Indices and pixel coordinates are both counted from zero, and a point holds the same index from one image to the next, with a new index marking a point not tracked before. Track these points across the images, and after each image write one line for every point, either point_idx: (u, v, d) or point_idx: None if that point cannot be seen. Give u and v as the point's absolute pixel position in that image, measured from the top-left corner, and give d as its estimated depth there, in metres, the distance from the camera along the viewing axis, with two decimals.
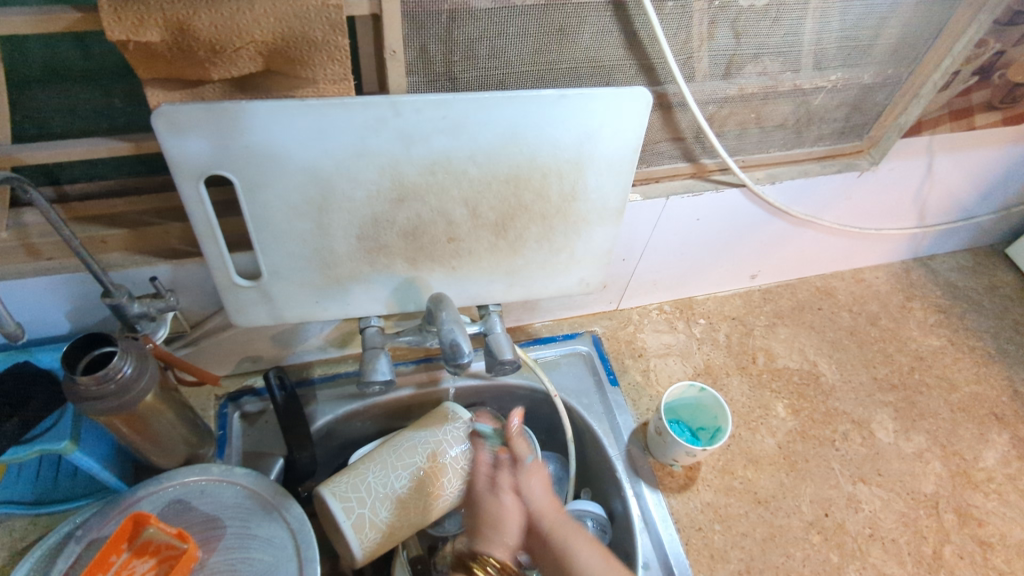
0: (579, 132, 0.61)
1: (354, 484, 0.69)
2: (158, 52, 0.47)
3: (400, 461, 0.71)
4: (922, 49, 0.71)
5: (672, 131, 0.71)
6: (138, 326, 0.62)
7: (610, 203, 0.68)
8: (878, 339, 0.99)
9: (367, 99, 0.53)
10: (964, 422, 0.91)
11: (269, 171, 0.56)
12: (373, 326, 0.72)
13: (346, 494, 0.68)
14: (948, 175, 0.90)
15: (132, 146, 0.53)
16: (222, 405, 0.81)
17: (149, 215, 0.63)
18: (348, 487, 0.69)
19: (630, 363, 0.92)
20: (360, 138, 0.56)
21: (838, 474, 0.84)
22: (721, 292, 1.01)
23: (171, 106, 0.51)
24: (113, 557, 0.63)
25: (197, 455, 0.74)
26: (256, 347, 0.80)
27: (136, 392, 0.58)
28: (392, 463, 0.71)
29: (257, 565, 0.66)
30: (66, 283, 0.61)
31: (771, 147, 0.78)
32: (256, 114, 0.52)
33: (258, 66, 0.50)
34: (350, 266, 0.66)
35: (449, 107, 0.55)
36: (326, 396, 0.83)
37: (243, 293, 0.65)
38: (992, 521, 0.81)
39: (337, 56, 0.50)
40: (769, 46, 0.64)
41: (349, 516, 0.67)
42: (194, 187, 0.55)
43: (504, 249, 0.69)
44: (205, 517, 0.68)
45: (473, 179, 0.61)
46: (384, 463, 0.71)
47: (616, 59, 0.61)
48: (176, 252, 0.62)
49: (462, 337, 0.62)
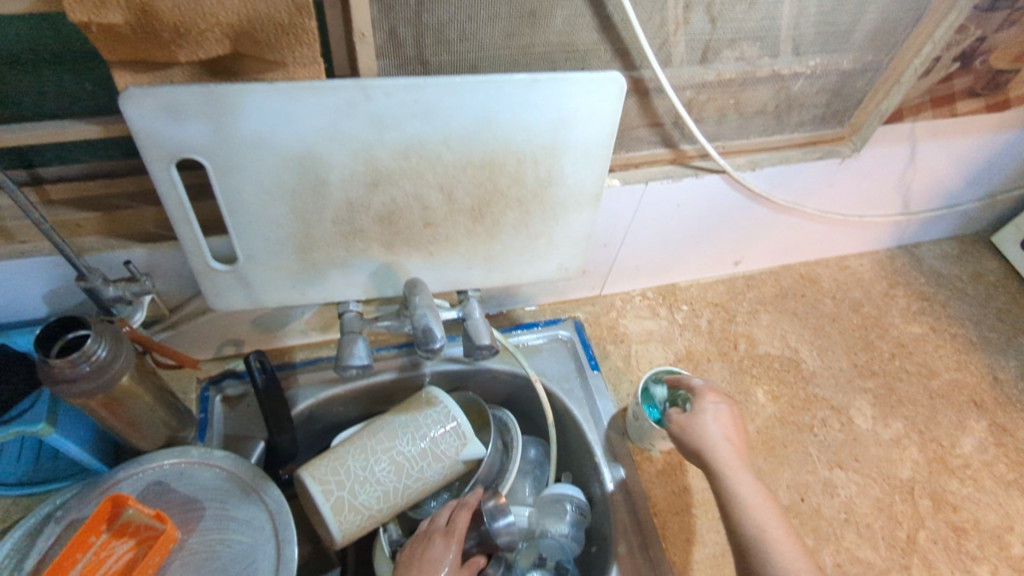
0: (554, 118, 0.60)
1: (334, 467, 0.69)
2: (122, 34, 0.47)
3: (379, 444, 0.72)
4: (902, 35, 0.70)
5: (650, 117, 0.71)
6: (115, 310, 0.63)
7: (587, 189, 0.68)
8: (860, 326, 1.00)
9: (337, 83, 0.53)
10: (943, 408, 0.91)
11: (242, 156, 0.56)
12: (351, 311, 0.72)
13: (326, 477, 0.69)
14: (931, 162, 0.90)
15: (101, 129, 0.53)
16: (204, 388, 0.81)
17: (123, 199, 0.63)
18: (329, 470, 0.69)
19: (611, 349, 0.92)
20: (332, 122, 0.55)
21: (815, 459, 0.85)
22: (705, 278, 1.02)
23: (139, 89, 0.50)
24: (92, 537, 0.63)
25: (177, 438, 0.75)
26: (237, 331, 0.80)
27: (111, 374, 0.59)
28: (372, 446, 0.71)
29: (235, 546, 0.66)
30: (42, 266, 0.61)
31: (751, 133, 0.78)
32: (225, 98, 0.52)
33: (224, 49, 0.50)
34: (326, 251, 0.66)
35: (421, 91, 0.55)
36: (307, 379, 0.84)
37: (219, 277, 0.65)
38: (967, 506, 0.82)
39: (305, 38, 0.50)
40: (746, 31, 0.64)
41: (328, 498, 0.68)
42: (165, 170, 0.55)
43: (481, 235, 0.69)
44: (184, 499, 0.69)
45: (447, 164, 0.61)
46: (364, 447, 0.71)
47: (590, 43, 0.61)
48: (150, 236, 0.63)
49: (434, 323, 0.62)
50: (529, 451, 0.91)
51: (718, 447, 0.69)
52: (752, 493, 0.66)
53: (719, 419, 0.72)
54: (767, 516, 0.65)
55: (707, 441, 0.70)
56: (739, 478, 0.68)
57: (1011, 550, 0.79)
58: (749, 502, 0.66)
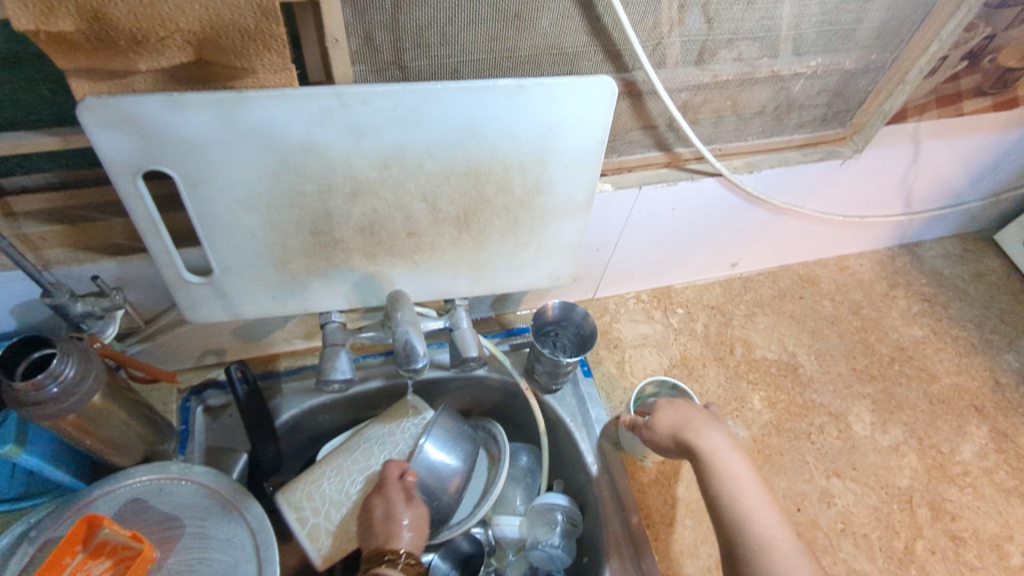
0: (540, 124, 0.57)
1: (308, 492, 0.68)
2: (76, 42, 0.44)
3: (356, 465, 0.70)
4: (907, 34, 0.67)
5: (643, 119, 0.68)
6: (84, 324, 0.60)
7: (577, 197, 0.65)
8: (859, 329, 0.97)
9: (309, 90, 0.50)
10: (943, 414, 0.89)
11: (213, 167, 0.53)
12: (335, 322, 0.70)
13: (300, 503, 0.67)
14: (936, 161, 0.87)
15: (60, 141, 0.50)
16: (185, 399, 0.79)
17: (91, 210, 0.60)
18: (303, 495, 0.68)
19: (604, 355, 0.90)
20: (306, 132, 0.52)
21: (813, 468, 0.83)
22: (700, 280, 0.99)
23: (97, 98, 0.47)
24: (66, 558, 0.61)
25: (157, 452, 0.72)
26: (218, 341, 0.77)
27: (80, 394, 0.56)
28: (348, 467, 0.70)
29: (216, 565, 0.64)
30: (7, 281, 0.58)
31: (748, 135, 0.75)
32: (190, 106, 0.49)
33: (188, 57, 0.47)
34: (306, 262, 0.64)
35: (399, 97, 0.52)
36: (291, 389, 0.82)
37: (194, 290, 0.63)
38: (966, 515, 0.81)
39: (274, 45, 0.47)
40: (744, 31, 0.61)
41: (304, 524, 0.66)
42: (131, 183, 0.52)
43: (467, 243, 0.66)
44: (162, 516, 0.66)
45: (429, 173, 0.59)
46: (339, 469, 0.70)
47: (580, 45, 0.57)
48: (120, 249, 0.60)
49: (416, 338, 0.59)
50: (519, 458, 0.89)
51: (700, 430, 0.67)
52: (743, 485, 0.63)
53: (688, 408, 0.71)
54: (776, 523, 0.60)
55: (690, 428, 0.68)
56: (727, 457, 0.65)
57: (1010, 560, 0.77)
58: (743, 487, 0.63)
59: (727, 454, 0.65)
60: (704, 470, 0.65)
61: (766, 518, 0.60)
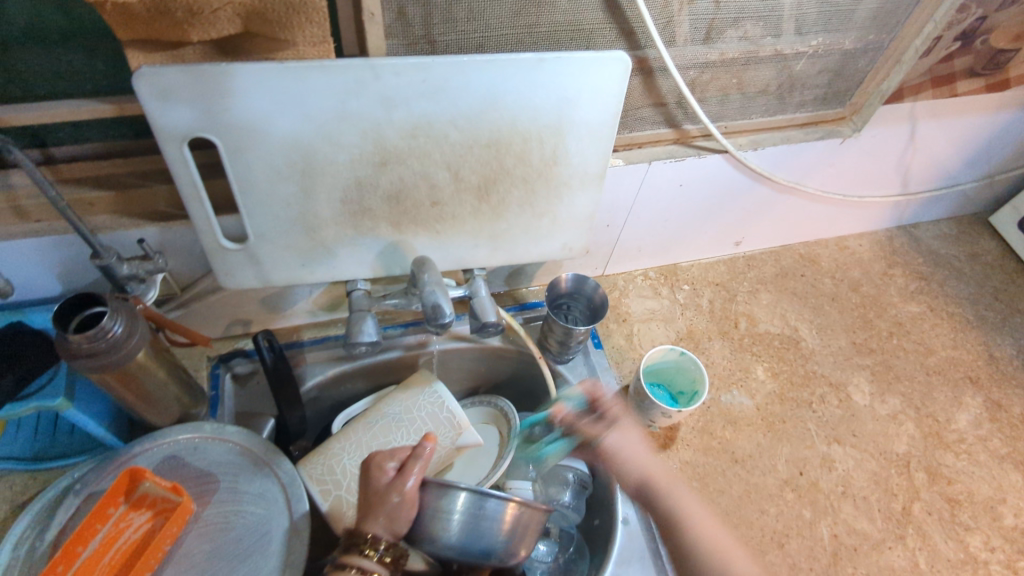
0: (558, 97, 0.61)
1: (331, 467, 0.75)
2: (137, 13, 0.47)
3: (375, 440, 0.78)
4: (903, 15, 0.71)
5: (654, 97, 0.72)
6: (127, 287, 0.63)
7: (591, 168, 0.69)
8: (859, 306, 1.01)
9: (346, 62, 0.54)
10: (939, 385, 0.93)
11: (252, 136, 0.57)
12: (360, 290, 0.73)
13: (323, 478, 0.75)
14: (931, 142, 0.91)
15: (115, 108, 0.54)
16: (214, 366, 0.82)
17: (136, 177, 0.64)
18: (326, 471, 0.75)
19: (614, 328, 0.93)
20: (339, 102, 0.56)
21: (814, 434, 0.86)
22: (706, 259, 1.03)
23: (152, 68, 0.51)
24: (110, 509, 0.65)
25: (190, 415, 0.76)
26: (246, 310, 0.81)
27: (128, 349, 0.60)
28: (367, 443, 0.78)
29: (249, 517, 0.68)
30: (58, 245, 0.62)
31: (752, 113, 0.78)
32: (237, 77, 0.53)
33: (237, 28, 0.51)
34: (335, 230, 0.67)
35: (428, 70, 0.56)
36: (315, 357, 0.85)
37: (230, 256, 0.66)
38: (961, 479, 0.84)
39: (316, 18, 0.51)
40: (750, 10, 0.64)
41: (327, 497, 0.74)
42: (178, 150, 0.56)
43: (487, 213, 0.70)
44: (198, 472, 0.70)
45: (454, 143, 0.62)
46: (359, 444, 0.78)
47: (596, 22, 0.61)
48: (163, 215, 0.64)
49: (443, 299, 0.63)
50: (532, 427, 0.92)
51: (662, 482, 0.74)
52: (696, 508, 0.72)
53: (637, 454, 0.77)
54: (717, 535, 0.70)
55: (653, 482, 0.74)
56: None
57: (1003, 521, 0.81)
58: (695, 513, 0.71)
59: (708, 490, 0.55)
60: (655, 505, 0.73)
61: (708, 530, 0.70)
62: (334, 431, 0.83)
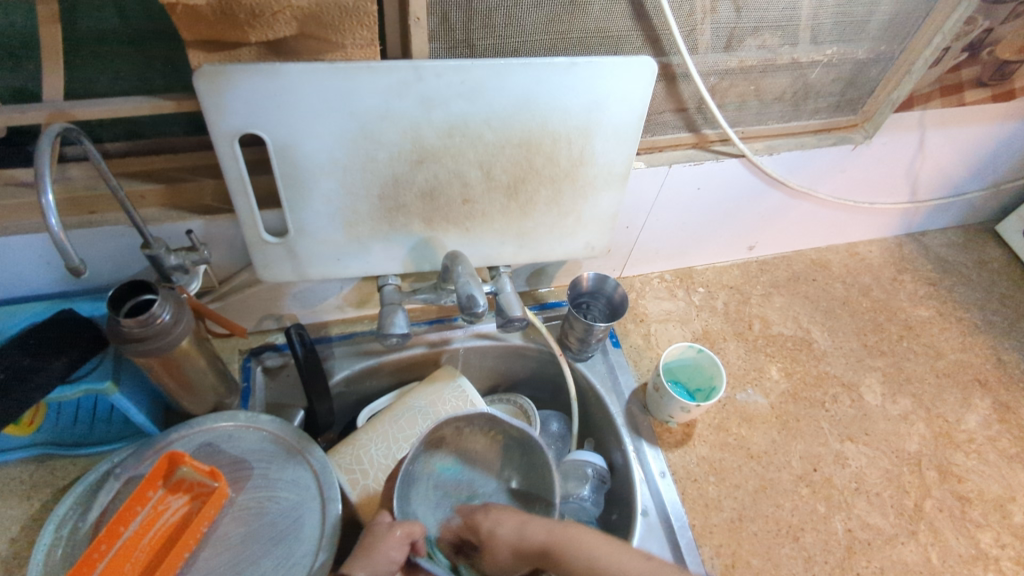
0: (588, 100, 0.64)
1: (358, 457, 0.77)
2: (203, 15, 0.51)
3: (401, 433, 0.80)
4: (913, 27, 0.75)
5: (675, 101, 0.76)
6: (173, 277, 0.65)
7: (615, 168, 0.72)
8: (869, 309, 1.04)
9: (392, 63, 0.57)
10: (948, 387, 0.95)
11: (299, 131, 0.60)
12: (391, 285, 0.77)
13: (351, 467, 0.77)
14: (939, 150, 0.94)
15: (174, 104, 0.57)
16: (245, 359, 0.85)
17: (183, 172, 0.69)
18: (352, 460, 0.77)
19: (631, 328, 0.96)
20: (384, 101, 0.59)
21: (827, 432, 0.89)
22: (720, 263, 1.06)
23: (212, 66, 0.54)
24: (149, 492, 0.66)
25: (223, 404, 0.78)
26: (279, 305, 0.84)
27: (174, 336, 0.62)
28: (393, 435, 0.80)
29: (283, 503, 0.69)
30: (111, 235, 0.65)
31: (769, 119, 0.82)
32: (289, 77, 0.56)
33: (292, 31, 0.54)
34: (371, 226, 0.70)
35: (467, 72, 0.59)
36: (343, 352, 0.88)
37: (270, 249, 0.69)
38: (972, 478, 0.86)
39: (366, 22, 0.55)
40: (769, 20, 0.68)
41: (354, 486, 0.75)
42: (229, 145, 0.59)
43: (515, 212, 0.73)
44: (233, 459, 0.71)
45: (488, 143, 0.66)
46: (385, 436, 0.80)
47: (624, 29, 0.66)
48: (208, 208, 0.67)
49: (477, 291, 0.66)
50: (550, 425, 0.94)
51: (577, 531, 0.60)
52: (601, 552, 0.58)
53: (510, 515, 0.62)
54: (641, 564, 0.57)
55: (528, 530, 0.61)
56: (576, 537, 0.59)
57: (1013, 519, 0.83)
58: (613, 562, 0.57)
59: (585, 544, 0.58)
60: (559, 567, 0.58)
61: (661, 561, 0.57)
62: (359, 425, 0.85)
